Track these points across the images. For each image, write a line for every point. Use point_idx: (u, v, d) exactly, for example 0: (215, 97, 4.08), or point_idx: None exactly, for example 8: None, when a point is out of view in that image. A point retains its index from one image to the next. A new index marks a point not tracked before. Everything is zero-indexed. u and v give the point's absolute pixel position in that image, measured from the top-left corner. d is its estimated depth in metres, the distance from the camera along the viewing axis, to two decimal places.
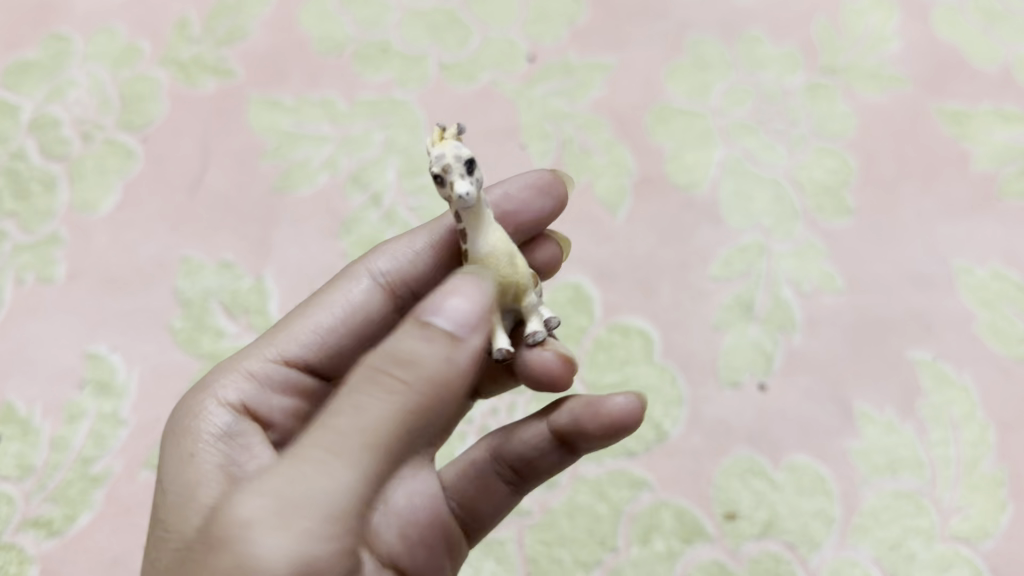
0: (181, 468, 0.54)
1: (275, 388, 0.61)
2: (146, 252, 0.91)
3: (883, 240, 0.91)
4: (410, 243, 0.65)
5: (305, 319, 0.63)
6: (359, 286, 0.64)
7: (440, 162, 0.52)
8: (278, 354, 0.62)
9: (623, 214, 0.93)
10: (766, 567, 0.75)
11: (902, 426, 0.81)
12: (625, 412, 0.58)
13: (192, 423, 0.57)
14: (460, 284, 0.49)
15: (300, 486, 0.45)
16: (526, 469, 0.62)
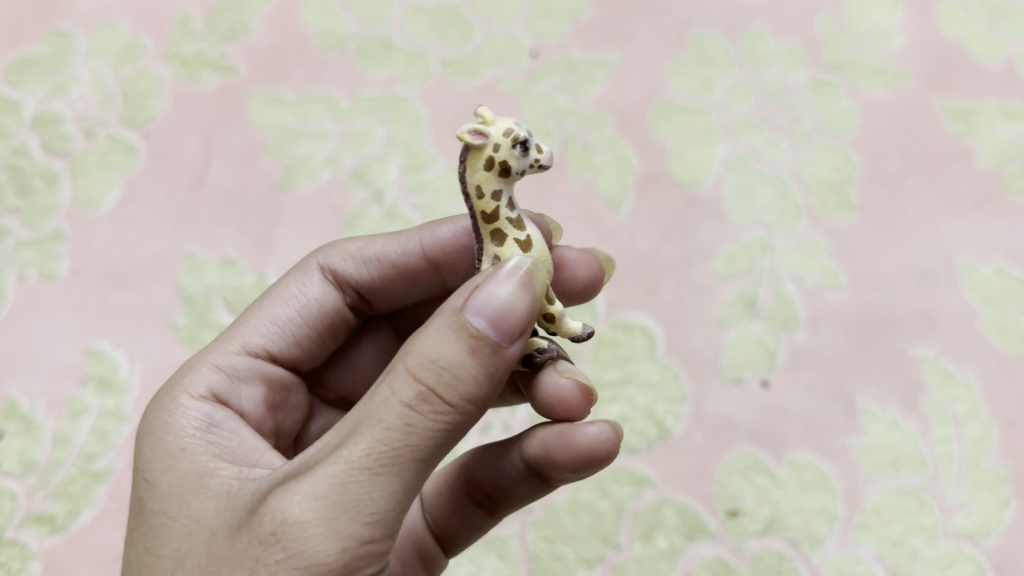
0: (171, 462, 0.51)
1: (243, 379, 0.61)
2: (148, 249, 0.91)
3: (887, 237, 0.91)
4: (365, 247, 0.69)
5: (265, 315, 0.65)
6: (315, 284, 0.67)
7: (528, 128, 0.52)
8: (240, 346, 0.63)
9: (625, 210, 0.93)
10: (769, 564, 0.75)
11: (905, 423, 0.80)
12: (591, 445, 0.55)
13: (172, 417, 0.55)
14: (500, 281, 0.47)
15: (351, 490, 0.43)
16: (500, 496, 0.62)
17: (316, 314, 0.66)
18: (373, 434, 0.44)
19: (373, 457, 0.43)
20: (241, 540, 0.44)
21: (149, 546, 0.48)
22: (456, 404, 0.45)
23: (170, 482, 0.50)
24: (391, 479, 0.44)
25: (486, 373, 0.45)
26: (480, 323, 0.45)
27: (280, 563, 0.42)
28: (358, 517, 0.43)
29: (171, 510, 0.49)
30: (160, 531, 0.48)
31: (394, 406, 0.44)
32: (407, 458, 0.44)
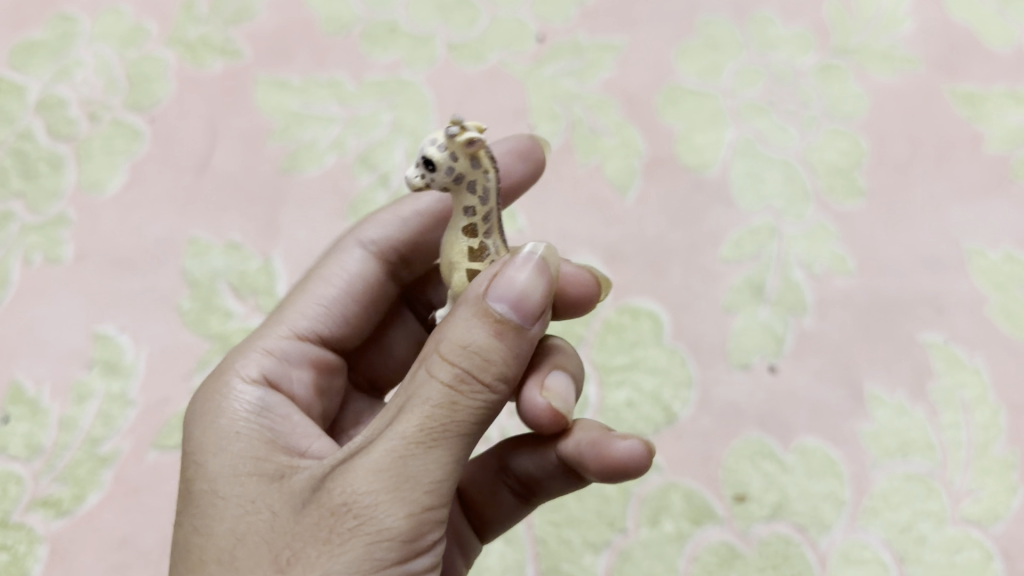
0: (224, 444, 0.52)
1: (294, 362, 0.62)
2: (154, 233, 0.91)
3: (894, 222, 0.90)
4: (394, 212, 0.69)
5: (309, 296, 0.65)
6: (355, 256, 0.67)
7: (420, 160, 0.50)
8: (289, 329, 0.63)
9: (633, 195, 0.92)
10: (776, 549, 0.74)
11: (913, 409, 0.80)
12: (628, 455, 0.54)
13: (221, 403, 0.56)
14: (513, 270, 0.48)
15: (409, 466, 0.45)
16: (535, 484, 0.62)
17: (366, 282, 0.66)
18: (418, 413, 0.46)
19: (423, 433, 0.45)
20: (304, 519, 0.46)
21: (206, 530, 0.49)
22: (490, 385, 0.47)
23: (222, 467, 0.51)
24: (441, 452, 0.46)
25: (510, 355, 0.48)
26: (502, 308, 0.47)
27: (343, 535, 0.44)
28: (418, 487, 0.45)
29: (226, 493, 0.50)
30: (215, 514, 0.49)
31: (433, 388, 0.46)
32: (455, 433, 0.46)
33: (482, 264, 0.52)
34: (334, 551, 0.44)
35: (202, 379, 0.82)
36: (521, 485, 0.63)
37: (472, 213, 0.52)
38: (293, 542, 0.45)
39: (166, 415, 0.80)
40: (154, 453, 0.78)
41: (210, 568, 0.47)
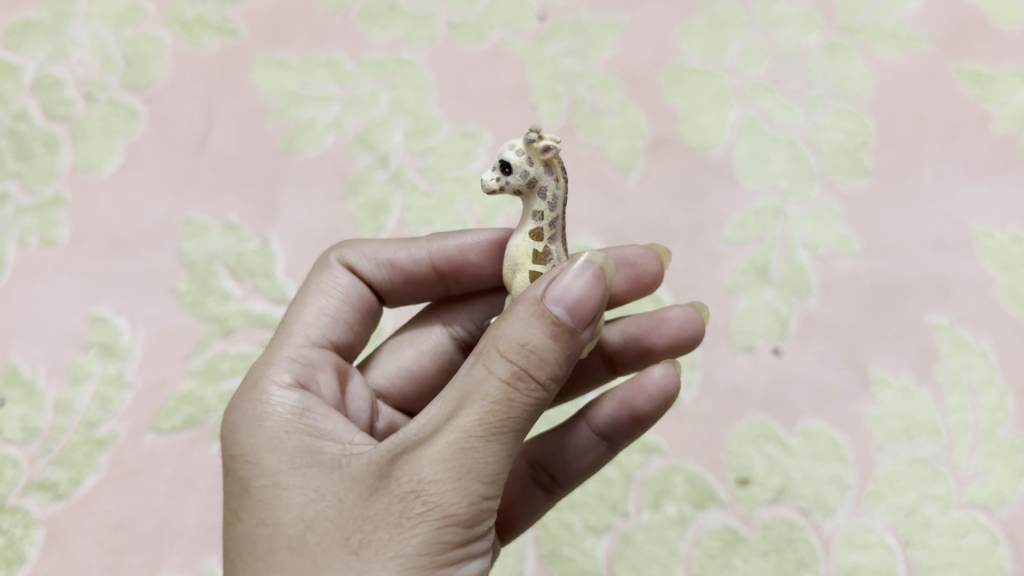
0: (271, 443, 0.51)
1: (319, 366, 0.60)
2: (152, 214, 0.90)
3: (900, 203, 0.89)
4: (378, 248, 0.67)
5: (315, 306, 0.63)
6: (345, 276, 0.66)
7: (498, 164, 0.54)
8: (305, 339, 0.61)
9: (635, 176, 0.91)
10: (780, 533, 0.73)
11: (919, 391, 0.79)
12: (662, 385, 0.63)
13: (261, 408, 0.53)
14: (570, 275, 0.49)
15: (473, 455, 0.45)
16: (564, 473, 0.64)
17: (355, 301, 0.66)
18: (478, 408, 0.46)
19: (484, 425, 0.46)
20: (372, 507, 0.45)
21: (266, 520, 0.47)
22: (542, 383, 0.48)
23: (277, 461, 0.50)
24: (499, 445, 0.46)
25: (562, 356, 0.48)
26: (561, 310, 0.48)
27: (415, 520, 0.44)
28: (480, 477, 0.46)
29: (284, 484, 0.48)
30: (273, 504, 0.48)
31: (493, 383, 0.47)
32: (512, 428, 0.47)
33: (544, 267, 0.54)
34: (404, 537, 0.44)
35: (199, 361, 0.81)
36: (549, 474, 0.63)
37: (540, 218, 0.54)
38: (362, 529, 0.45)
39: (163, 397, 0.79)
40: (151, 436, 0.77)
41: (275, 557, 0.46)
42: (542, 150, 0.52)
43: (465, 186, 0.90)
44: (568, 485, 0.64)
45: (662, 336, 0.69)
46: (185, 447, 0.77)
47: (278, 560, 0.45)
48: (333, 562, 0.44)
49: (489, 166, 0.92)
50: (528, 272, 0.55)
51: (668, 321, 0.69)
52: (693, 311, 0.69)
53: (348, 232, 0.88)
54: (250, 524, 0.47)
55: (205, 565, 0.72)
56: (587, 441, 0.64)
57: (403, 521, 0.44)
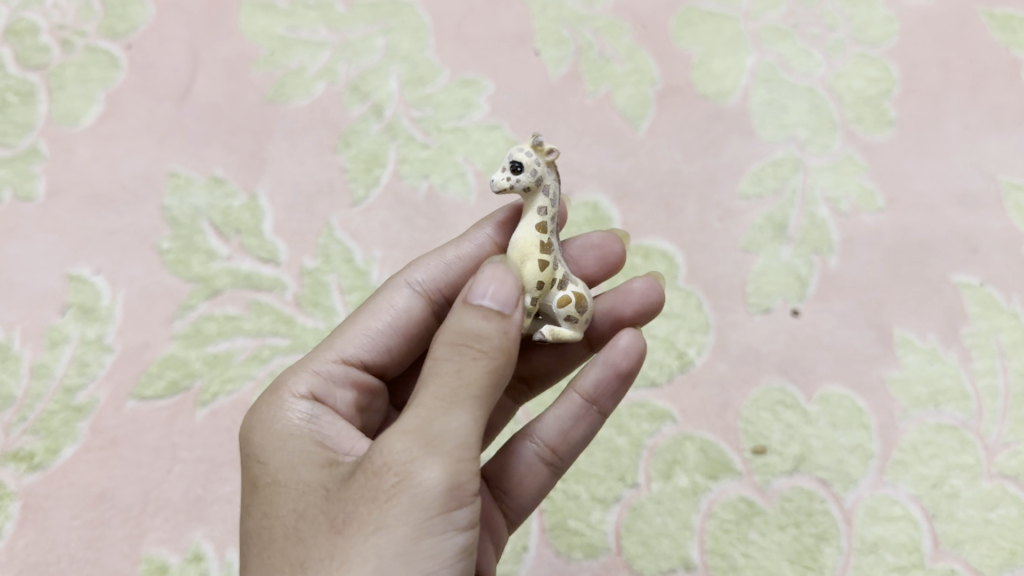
0: (279, 442, 0.52)
1: (338, 382, 0.58)
2: (131, 168, 0.85)
3: (925, 155, 0.84)
4: (444, 253, 0.63)
5: (360, 326, 0.61)
6: (401, 296, 0.62)
7: (507, 164, 0.53)
8: (337, 355, 0.59)
9: (645, 126, 0.86)
10: (799, 505, 0.69)
11: (946, 354, 0.75)
12: (627, 352, 0.59)
13: (271, 418, 0.54)
14: (488, 271, 0.49)
15: (436, 424, 0.44)
16: (564, 445, 0.60)
17: (407, 325, 0.62)
18: (434, 387, 0.45)
19: (441, 400, 0.45)
20: (353, 488, 0.45)
21: (271, 513, 0.49)
22: (493, 356, 0.46)
23: (278, 461, 0.51)
24: (463, 416, 0.45)
25: (507, 334, 0.47)
26: (487, 295, 0.48)
27: (389, 494, 0.43)
28: (448, 448, 0.44)
29: (284, 480, 0.49)
30: (276, 498, 0.49)
31: (444, 361, 0.46)
32: (474, 399, 0.45)
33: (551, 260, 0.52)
34: (381, 512, 0.43)
35: (183, 324, 0.76)
36: (549, 449, 0.59)
37: (546, 213, 0.53)
38: (345, 509, 0.45)
39: (146, 361, 0.75)
40: (133, 403, 0.73)
41: (276, 544, 0.47)
42: (545, 153, 0.53)
43: (464, 137, 0.86)
44: (568, 459, 0.61)
45: (631, 307, 0.64)
46: (169, 415, 0.72)
47: (278, 548, 0.47)
48: (324, 544, 0.45)
49: (489, 117, 0.87)
50: (533, 271, 0.52)
51: (631, 294, 0.64)
52: (654, 281, 0.66)
53: (340, 185, 0.83)
54: (258, 520, 0.49)
55: (191, 539, 0.68)
56: (577, 409, 0.60)
57: (377, 497, 0.44)
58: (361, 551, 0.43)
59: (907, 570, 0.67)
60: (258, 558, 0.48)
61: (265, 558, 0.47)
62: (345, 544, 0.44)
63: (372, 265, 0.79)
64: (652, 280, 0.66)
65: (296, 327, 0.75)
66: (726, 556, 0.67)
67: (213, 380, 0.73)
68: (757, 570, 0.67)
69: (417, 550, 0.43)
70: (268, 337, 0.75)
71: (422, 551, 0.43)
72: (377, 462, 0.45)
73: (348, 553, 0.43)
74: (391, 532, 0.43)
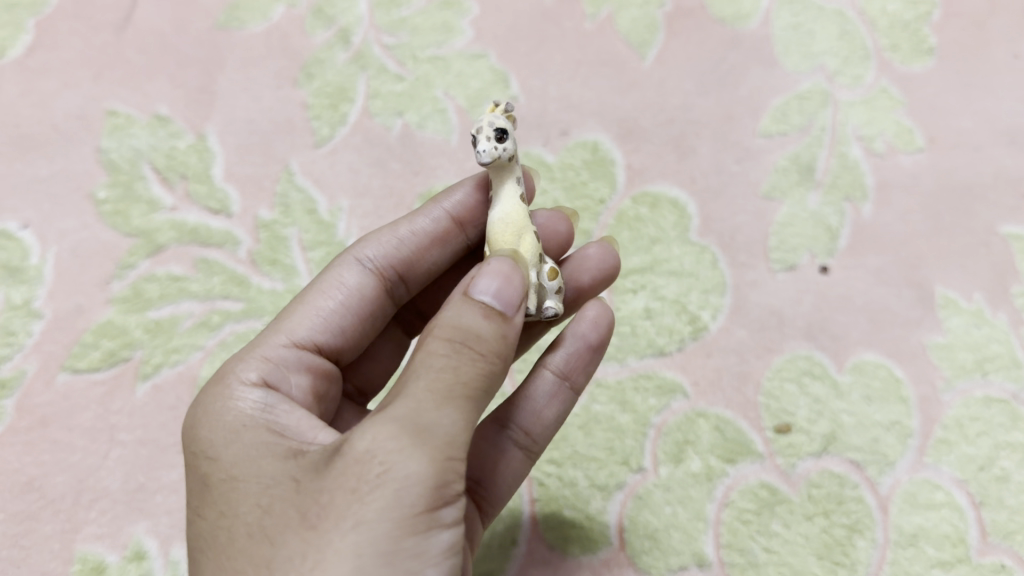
0: (233, 437, 0.42)
1: (291, 367, 0.48)
2: (63, 104, 0.74)
3: (969, 88, 0.74)
4: (395, 230, 0.55)
5: (310, 307, 0.52)
6: (354, 272, 0.53)
7: (489, 133, 0.46)
8: (288, 339, 0.50)
9: (651, 54, 0.76)
10: (828, 492, 0.60)
11: (994, 316, 0.65)
12: (595, 327, 0.53)
13: (219, 408, 0.44)
14: (493, 265, 0.42)
15: (427, 414, 0.36)
16: (539, 427, 0.52)
17: (361, 304, 0.53)
18: (424, 376, 0.37)
19: (433, 391, 0.36)
20: (327, 481, 0.36)
21: (228, 513, 0.39)
22: (491, 360, 0.38)
23: (234, 454, 0.41)
24: (457, 411, 0.36)
25: (506, 339, 0.40)
26: (488, 297, 0.40)
27: (372, 488, 0.35)
28: (439, 441, 0.35)
29: (244, 475, 0.40)
30: (236, 496, 0.39)
31: (437, 352, 0.37)
32: (471, 396, 0.37)
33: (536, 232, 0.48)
34: (359, 505, 0.34)
35: (122, 286, 0.66)
36: (524, 429, 0.51)
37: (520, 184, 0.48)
38: (319, 505, 0.36)
39: (79, 329, 0.65)
40: (65, 376, 0.63)
41: (239, 546, 0.37)
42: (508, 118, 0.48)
43: (444, 68, 0.75)
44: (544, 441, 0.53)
45: (589, 273, 0.57)
46: (106, 391, 0.63)
47: (239, 551, 0.37)
48: (292, 541, 0.35)
49: (473, 44, 0.76)
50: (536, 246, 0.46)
51: (588, 260, 0.57)
52: (608, 245, 0.58)
53: (303, 125, 0.73)
54: (212, 521, 0.39)
55: (131, 534, 0.59)
56: (551, 387, 0.52)
57: (358, 491, 0.35)
58: (338, 550, 0.34)
59: (951, 566, 0.58)
60: (214, 563, 0.38)
61: (222, 559, 0.38)
62: (317, 542, 0.35)
63: (338, 216, 0.69)
64: (607, 243, 0.58)
65: (250, 289, 0.66)
66: (745, 551, 0.58)
67: (155, 351, 0.64)
68: (780, 567, 0.58)
69: (402, 552, 0.35)
70: (218, 301, 0.65)
71: (406, 553, 0.35)
72: (357, 453, 0.36)
73: (322, 551, 0.34)
74: (372, 530, 0.34)
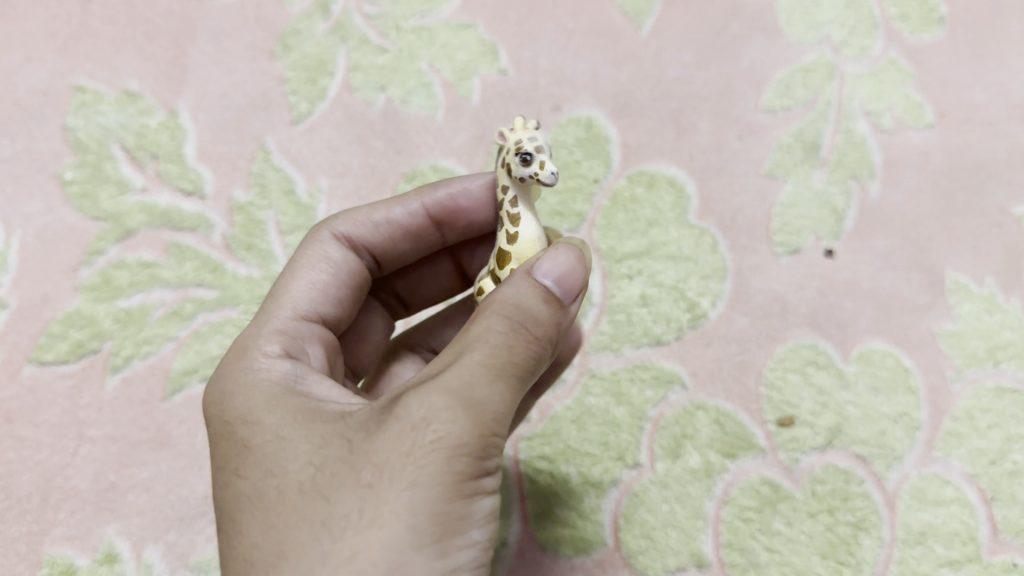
0: (266, 397, 0.39)
1: (306, 339, 0.45)
2: (27, 79, 0.70)
3: (983, 60, 0.70)
4: (370, 212, 0.51)
5: (301, 278, 0.48)
6: (337, 249, 0.50)
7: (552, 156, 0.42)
8: (291, 311, 0.46)
9: (648, 24, 0.72)
10: (833, 487, 0.57)
11: (1006, 302, 0.62)
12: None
13: (244, 372, 0.40)
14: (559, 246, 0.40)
15: (485, 386, 0.34)
16: None
17: (349, 278, 0.50)
18: (484, 349, 0.35)
19: (489, 364, 0.35)
20: (379, 441, 0.34)
21: (263, 470, 0.35)
22: (542, 344, 0.37)
23: (274, 415, 0.37)
24: (508, 388, 0.35)
25: (557, 325, 0.39)
26: (550, 281, 0.39)
27: (432, 454, 0.33)
28: (494, 413, 0.34)
29: (282, 432, 0.36)
30: (270, 454, 0.36)
31: (494, 327, 0.36)
32: (521, 375, 0.36)
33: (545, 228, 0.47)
34: (417, 467, 0.33)
35: (90, 273, 0.63)
36: None
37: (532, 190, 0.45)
38: (370, 465, 0.33)
39: (45, 319, 0.61)
40: (30, 369, 0.60)
41: (277, 503, 0.34)
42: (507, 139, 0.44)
43: (429, 38, 0.71)
44: None
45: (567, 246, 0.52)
46: (74, 385, 0.60)
47: (278, 507, 0.34)
48: (344, 500, 0.33)
49: (460, 13, 0.72)
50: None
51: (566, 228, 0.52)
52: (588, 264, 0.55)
53: (281, 101, 0.69)
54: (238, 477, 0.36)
55: (103, 536, 0.56)
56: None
57: (416, 456, 0.33)
58: (398, 511, 0.32)
59: (960, 565, 0.55)
60: (248, 519, 0.34)
61: (258, 511, 0.34)
62: (374, 501, 0.32)
63: (317, 198, 0.66)
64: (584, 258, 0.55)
65: (225, 275, 0.62)
66: (745, 551, 0.56)
67: (125, 342, 0.61)
68: (782, 567, 0.56)
69: (452, 517, 0.33)
70: (192, 288, 0.62)
71: (455, 518, 0.33)
72: (414, 416, 0.33)
73: (378, 510, 0.32)
74: (428, 492, 0.32)
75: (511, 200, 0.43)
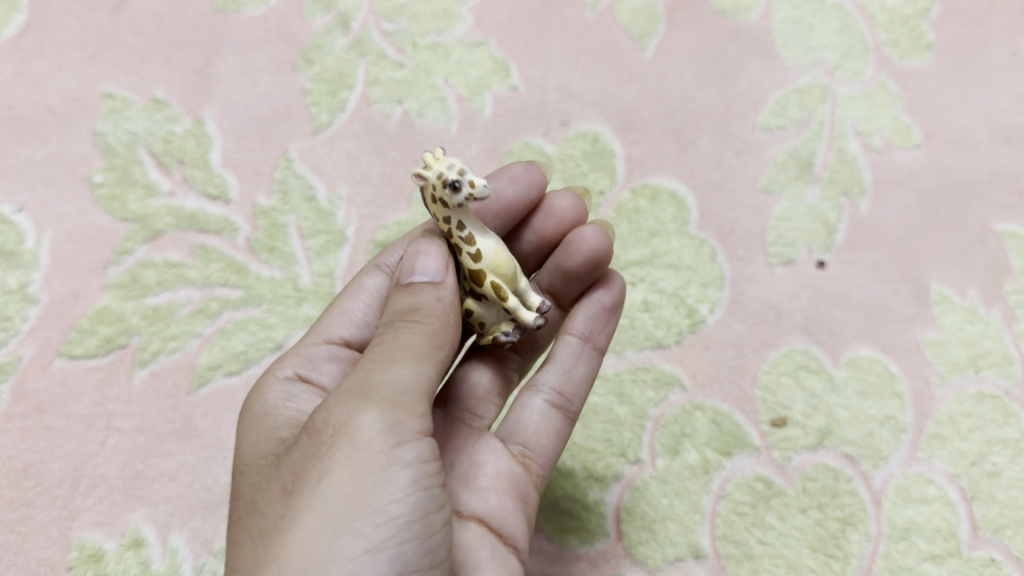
0: (248, 425, 0.46)
1: (323, 359, 0.50)
2: (57, 87, 0.73)
3: (968, 85, 0.74)
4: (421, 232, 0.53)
5: (342, 308, 0.52)
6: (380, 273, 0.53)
7: (456, 183, 0.44)
8: (326, 340, 0.51)
9: (652, 45, 0.76)
10: (823, 485, 0.60)
11: (988, 313, 0.65)
12: (597, 243, 0.54)
13: (251, 398, 0.48)
14: (417, 246, 0.45)
15: (375, 376, 0.39)
16: (569, 386, 0.55)
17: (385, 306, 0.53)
18: (372, 354, 0.41)
19: (377, 359, 0.40)
20: (299, 450, 0.39)
21: (234, 496, 0.42)
22: (432, 323, 0.41)
23: (243, 442, 0.45)
24: (406, 366, 0.40)
25: (444, 301, 0.43)
26: (422, 279, 0.44)
27: (330, 446, 0.38)
28: (385, 393, 0.39)
29: (247, 460, 0.43)
30: (238, 481, 0.43)
31: (384, 333, 0.42)
32: (415, 354, 0.40)
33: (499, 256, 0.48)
34: (323, 463, 0.38)
35: (118, 272, 0.66)
36: (553, 391, 0.55)
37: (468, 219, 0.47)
38: (294, 473, 0.39)
39: (75, 314, 0.64)
40: (61, 363, 0.63)
41: (237, 523, 0.40)
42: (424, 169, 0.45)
43: (444, 55, 0.75)
44: (579, 403, 0.56)
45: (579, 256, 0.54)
46: (103, 377, 0.63)
47: (238, 526, 0.40)
48: (273, 506, 0.38)
49: (474, 32, 0.76)
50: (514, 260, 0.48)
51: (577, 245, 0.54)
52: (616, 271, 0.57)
53: (302, 111, 0.73)
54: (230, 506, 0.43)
55: (129, 522, 0.59)
56: (571, 351, 0.55)
57: (319, 454, 0.38)
58: (310, 504, 0.37)
59: (943, 559, 0.58)
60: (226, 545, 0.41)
61: (230, 532, 0.41)
62: (292, 502, 0.38)
63: (337, 205, 0.69)
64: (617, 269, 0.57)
65: (248, 276, 0.66)
66: (740, 543, 0.59)
67: (152, 338, 0.64)
68: (775, 559, 0.59)
69: (365, 492, 0.37)
70: (216, 288, 0.65)
71: (371, 493, 0.37)
72: (320, 424, 0.39)
73: (296, 507, 0.37)
74: (336, 476, 0.37)
75: (457, 226, 0.46)
